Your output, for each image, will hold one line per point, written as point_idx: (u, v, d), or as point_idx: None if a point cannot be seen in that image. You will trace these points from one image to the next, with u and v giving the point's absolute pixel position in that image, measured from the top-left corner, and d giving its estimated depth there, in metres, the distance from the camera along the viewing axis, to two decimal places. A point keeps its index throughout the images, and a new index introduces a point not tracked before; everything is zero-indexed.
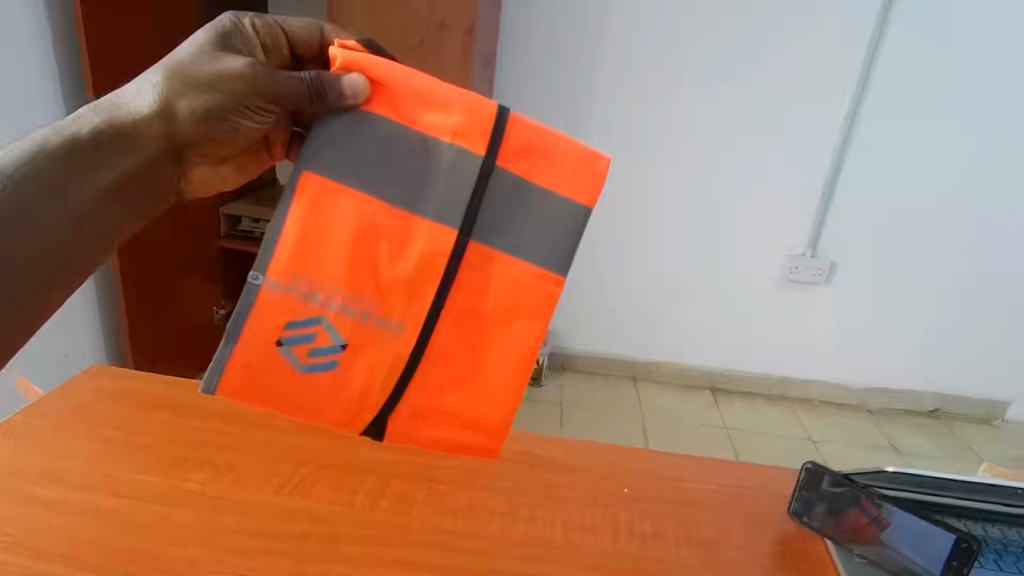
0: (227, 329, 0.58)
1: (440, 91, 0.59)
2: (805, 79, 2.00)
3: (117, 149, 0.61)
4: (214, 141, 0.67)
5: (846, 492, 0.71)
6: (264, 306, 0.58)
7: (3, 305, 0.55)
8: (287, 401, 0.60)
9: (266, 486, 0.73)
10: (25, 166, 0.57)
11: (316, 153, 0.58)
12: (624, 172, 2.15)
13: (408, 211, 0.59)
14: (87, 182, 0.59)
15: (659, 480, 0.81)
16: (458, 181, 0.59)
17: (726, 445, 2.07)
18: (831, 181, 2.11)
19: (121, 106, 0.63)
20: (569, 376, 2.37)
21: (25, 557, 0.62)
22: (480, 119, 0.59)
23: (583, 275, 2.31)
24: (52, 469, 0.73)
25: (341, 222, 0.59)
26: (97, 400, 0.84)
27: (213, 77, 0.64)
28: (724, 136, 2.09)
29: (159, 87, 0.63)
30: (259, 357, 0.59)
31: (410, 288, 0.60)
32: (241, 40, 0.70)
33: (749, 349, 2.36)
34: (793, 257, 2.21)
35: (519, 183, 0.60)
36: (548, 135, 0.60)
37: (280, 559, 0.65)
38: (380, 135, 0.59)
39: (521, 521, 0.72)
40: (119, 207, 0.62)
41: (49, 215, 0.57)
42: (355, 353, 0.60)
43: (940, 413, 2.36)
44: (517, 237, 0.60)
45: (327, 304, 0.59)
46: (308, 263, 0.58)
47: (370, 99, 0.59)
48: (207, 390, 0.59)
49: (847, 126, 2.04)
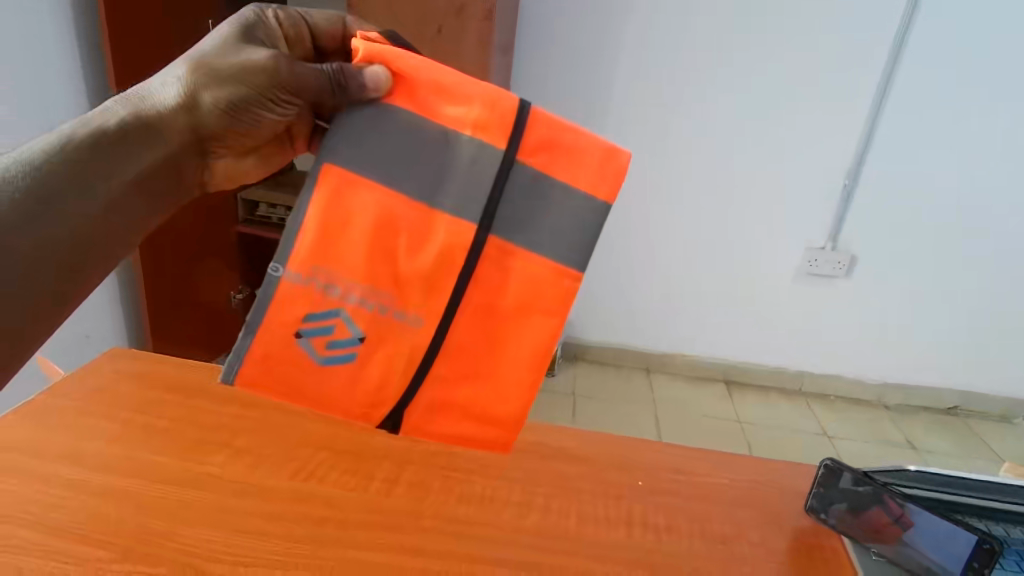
0: (246, 320, 0.58)
1: (461, 84, 0.58)
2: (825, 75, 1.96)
3: (143, 142, 0.62)
4: (238, 134, 0.67)
5: (867, 491, 0.70)
6: (283, 299, 0.58)
7: (28, 298, 0.55)
8: (303, 393, 0.60)
9: (282, 471, 0.74)
10: (55, 158, 0.58)
11: (335, 145, 0.58)
12: (642, 167, 2.13)
13: (427, 204, 0.59)
14: (113, 173, 0.60)
15: (673, 473, 0.81)
16: (479, 174, 0.59)
17: (739, 438, 2.06)
18: (853, 174, 2.07)
19: (147, 98, 0.63)
20: (582, 367, 2.37)
21: (46, 535, 0.64)
22: (502, 112, 0.58)
23: (597, 269, 2.29)
24: (73, 449, 0.74)
25: (361, 213, 0.58)
26: (116, 381, 0.86)
27: (236, 69, 0.63)
28: (741, 131, 2.05)
29: (184, 79, 0.63)
30: (278, 349, 0.59)
31: (427, 283, 0.60)
32: (265, 32, 0.70)
33: (764, 344, 2.34)
34: (812, 250, 2.18)
35: (539, 178, 0.59)
36: (568, 129, 0.59)
37: (296, 544, 0.65)
38: (401, 128, 0.59)
39: (534, 511, 0.72)
40: (145, 199, 0.63)
41: (75, 207, 0.58)
42: (374, 345, 0.60)
43: (958, 410, 2.33)
44: (537, 232, 0.60)
45: (345, 297, 0.59)
46: (328, 256, 0.58)
47: (393, 91, 0.58)
48: (227, 380, 0.59)
49: (871, 120, 1.99)
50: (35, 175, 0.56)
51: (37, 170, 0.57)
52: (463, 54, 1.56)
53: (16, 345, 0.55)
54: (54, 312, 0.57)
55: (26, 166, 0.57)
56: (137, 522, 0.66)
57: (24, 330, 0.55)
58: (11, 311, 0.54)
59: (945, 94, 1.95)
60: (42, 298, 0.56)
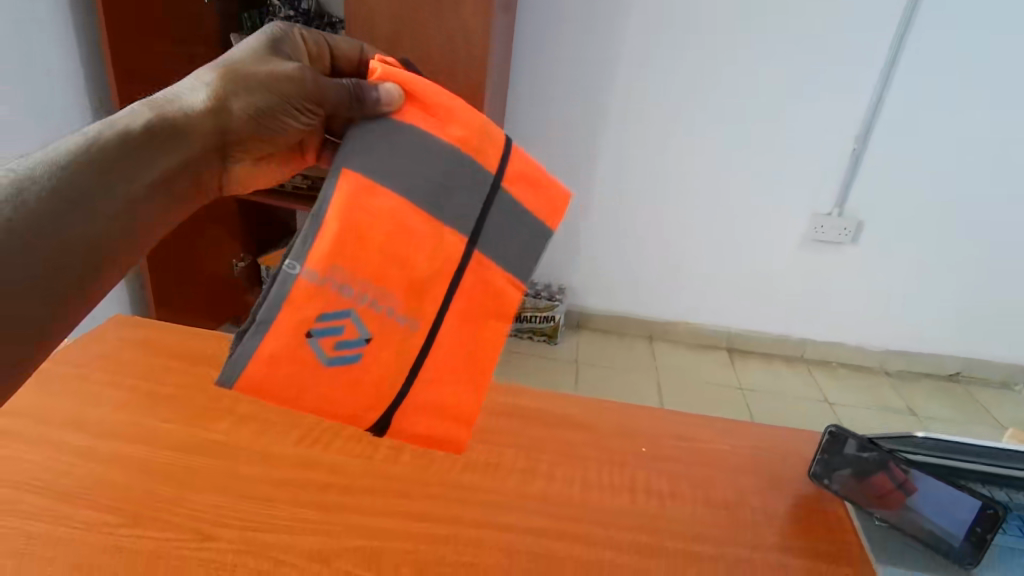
0: (257, 317, 0.52)
1: (463, 111, 0.57)
2: (833, 49, 1.91)
3: (170, 144, 0.58)
4: (262, 141, 0.64)
5: (873, 457, 0.69)
6: (298, 296, 0.52)
7: (53, 292, 0.50)
8: (305, 397, 0.54)
9: (287, 437, 0.74)
10: (81, 158, 0.53)
11: (349, 154, 0.55)
12: (646, 136, 2.09)
13: (433, 212, 0.55)
14: (136, 176, 0.56)
15: (675, 439, 0.81)
16: (475, 193, 0.57)
17: (740, 403, 2.08)
18: (863, 137, 2.01)
19: (173, 101, 0.60)
20: (585, 335, 2.38)
21: (56, 501, 0.64)
22: (491, 141, 0.58)
23: (601, 243, 2.28)
24: (79, 417, 0.74)
25: (382, 217, 0.54)
26: (119, 348, 0.86)
27: (267, 78, 0.62)
28: (747, 101, 2.01)
29: (214, 84, 0.61)
30: (287, 349, 0.52)
31: (426, 287, 0.56)
32: (291, 47, 0.67)
33: (768, 313, 2.34)
34: (818, 215, 2.14)
35: (518, 208, 0.59)
36: (545, 173, 0.60)
37: (304, 510, 0.66)
38: (415, 143, 0.56)
39: (538, 478, 0.72)
40: (165, 201, 0.59)
41: (100, 209, 0.53)
42: (382, 347, 0.55)
43: (960, 376, 2.34)
44: (513, 254, 0.59)
45: (358, 298, 0.54)
46: (346, 253, 0.53)
47: (404, 107, 0.57)
48: (223, 383, 0.51)
49: (882, 86, 1.94)
50: (60, 173, 0.52)
51: (62, 168, 0.52)
52: (463, 22, 1.51)
53: (38, 348, 0.50)
54: (72, 317, 0.52)
55: (52, 165, 0.52)
56: (146, 488, 0.66)
57: (50, 318, 0.50)
58: (34, 310, 0.49)
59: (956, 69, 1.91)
60: (65, 293, 0.51)
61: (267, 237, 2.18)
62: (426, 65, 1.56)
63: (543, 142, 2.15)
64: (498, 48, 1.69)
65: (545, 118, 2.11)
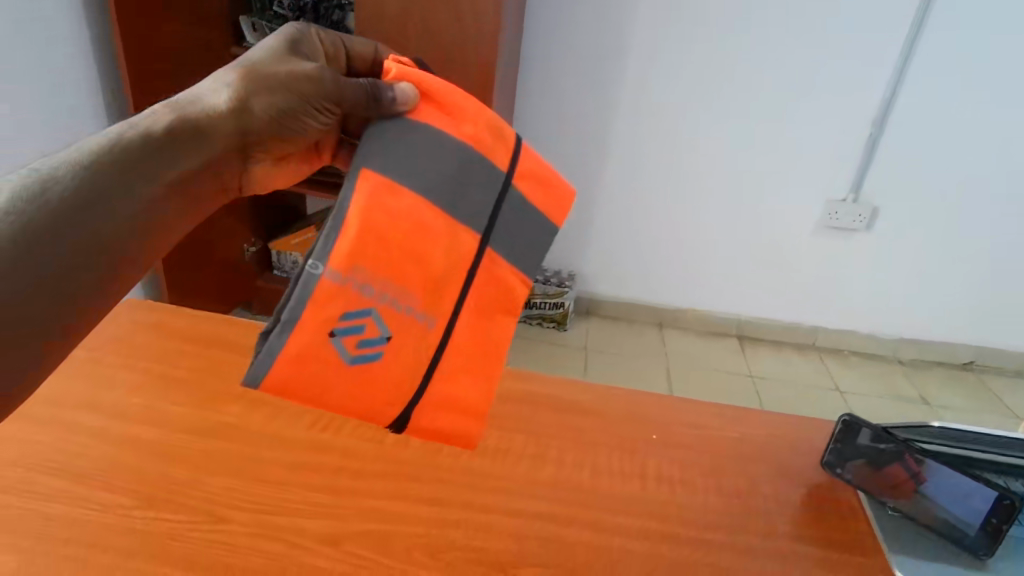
0: (281, 316, 0.50)
1: (475, 110, 0.57)
2: (851, 33, 1.88)
3: (192, 145, 0.58)
4: (282, 141, 0.63)
5: (889, 448, 0.68)
6: (321, 296, 0.51)
7: (68, 291, 0.50)
8: (330, 395, 0.53)
9: (299, 422, 0.75)
10: (103, 158, 0.53)
11: (369, 154, 0.53)
12: (658, 120, 2.07)
13: (448, 210, 0.55)
14: (158, 176, 0.56)
15: (686, 427, 0.81)
16: (487, 191, 0.57)
17: (751, 391, 2.07)
18: (880, 121, 1.98)
19: (195, 102, 0.60)
20: (594, 322, 2.37)
21: (71, 483, 0.65)
22: (502, 139, 0.58)
23: (611, 229, 2.27)
24: (93, 400, 0.75)
25: (403, 217, 0.53)
26: (133, 331, 0.86)
27: (287, 77, 0.61)
28: (762, 84, 1.97)
29: (236, 85, 0.61)
30: (311, 349, 0.51)
31: (443, 284, 0.56)
32: (309, 47, 0.66)
33: (779, 301, 2.32)
34: (833, 201, 2.11)
35: (526, 206, 0.59)
36: (552, 170, 0.61)
37: (316, 494, 0.66)
38: (430, 143, 0.55)
39: (549, 464, 0.72)
40: (185, 201, 0.58)
41: (120, 210, 0.53)
42: (403, 345, 0.55)
43: (974, 365, 2.31)
44: (523, 250, 0.59)
45: (379, 297, 0.53)
46: (368, 253, 0.52)
47: (419, 107, 0.56)
48: (250, 382, 0.50)
49: (901, 67, 1.90)
50: (82, 174, 0.52)
51: (84, 169, 0.52)
52: (473, 4, 1.50)
53: (46, 354, 0.49)
54: (84, 318, 0.51)
55: (74, 166, 0.52)
56: (158, 471, 0.67)
57: (64, 318, 0.49)
58: (49, 309, 0.49)
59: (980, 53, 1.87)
60: (81, 293, 0.50)
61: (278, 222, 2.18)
62: (436, 51, 1.56)
63: (553, 128, 2.13)
64: (508, 33, 1.68)
65: (556, 103, 2.09)
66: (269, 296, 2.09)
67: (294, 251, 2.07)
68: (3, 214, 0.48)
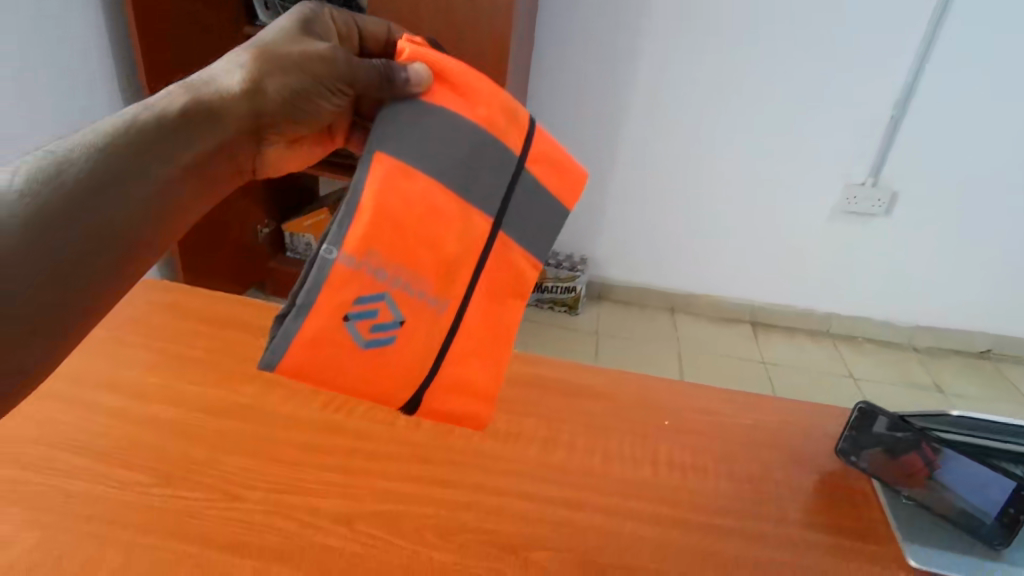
0: (297, 300, 0.50)
1: (490, 92, 0.56)
2: (875, 13, 1.83)
3: (206, 127, 0.57)
4: (295, 123, 0.63)
5: (906, 437, 0.68)
6: (336, 281, 0.51)
7: (84, 274, 0.50)
8: (344, 378, 0.53)
9: (312, 403, 0.75)
10: (119, 140, 0.53)
11: (383, 137, 0.53)
12: (674, 102, 2.03)
13: (461, 194, 0.55)
14: (172, 158, 0.55)
15: (698, 412, 0.80)
16: (500, 174, 0.56)
17: (763, 377, 2.06)
18: (902, 102, 1.93)
19: (209, 83, 0.59)
20: (606, 306, 2.36)
21: (92, 460, 0.66)
22: (516, 121, 0.57)
23: (623, 214, 2.25)
24: (111, 379, 0.76)
25: (416, 201, 0.53)
26: (149, 311, 0.87)
27: (301, 58, 0.60)
28: (781, 64, 1.93)
29: (249, 66, 0.60)
30: (326, 334, 0.51)
31: (455, 268, 0.55)
32: (322, 27, 0.65)
33: (793, 286, 2.29)
34: (851, 185, 2.08)
35: (539, 189, 0.58)
36: (566, 153, 0.60)
37: (329, 474, 0.67)
38: (444, 126, 0.54)
39: (561, 448, 0.73)
40: (199, 184, 0.58)
41: (135, 193, 0.53)
42: (416, 329, 0.55)
43: (991, 354, 2.28)
44: (534, 234, 0.59)
45: (393, 281, 0.53)
46: (382, 238, 0.52)
47: (433, 88, 0.55)
48: (267, 365, 0.51)
49: (925, 47, 1.85)
50: (98, 156, 0.52)
51: (99, 151, 0.52)
52: None
53: (63, 336, 0.50)
54: (101, 301, 0.52)
55: (90, 148, 0.52)
56: (176, 449, 0.68)
57: (81, 300, 0.50)
58: (68, 292, 0.49)
59: (1013, 31, 1.81)
60: (97, 276, 0.51)
61: (290, 203, 2.18)
62: (449, 31, 1.54)
63: (567, 109, 2.10)
64: (523, 14, 1.65)
65: (570, 84, 2.06)
66: (283, 277, 2.10)
67: (307, 233, 2.08)
68: (20, 196, 0.49)
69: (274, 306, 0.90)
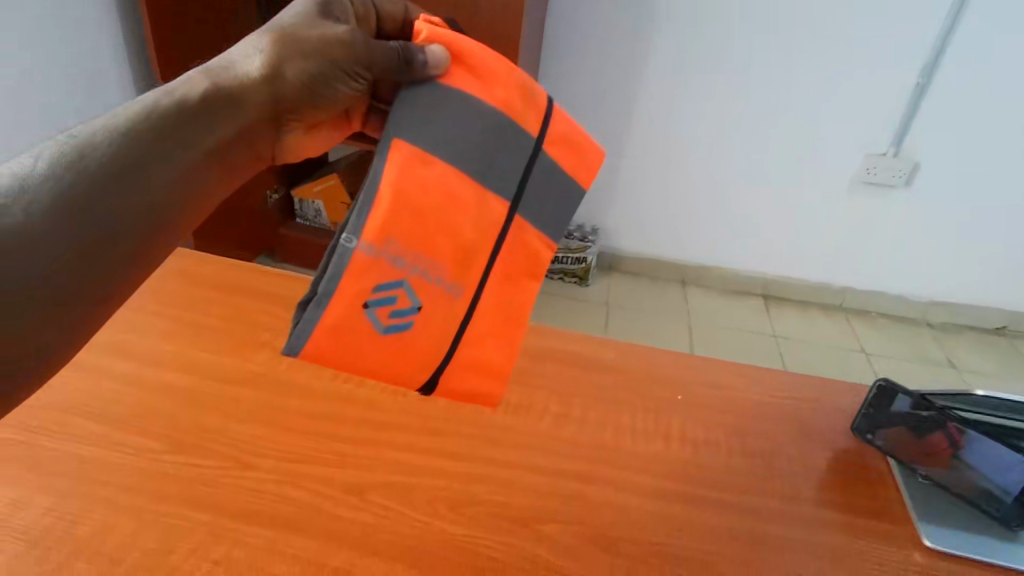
0: (318, 289, 0.50)
1: (508, 73, 0.54)
2: None
3: (226, 112, 0.56)
4: (315, 108, 0.60)
5: (930, 416, 0.66)
6: (356, 269, 0.50)
7: (104, 261, 0.49)
8: (363, 365, 0.52)
9: (322, 372, 0.75)
10: (140, 124, 0.52)
11: (401, 121, 0.51)
12: (693, 68, 1.97)
13: (479, 179, 0.53)
14: (193, 143, 0.54)
15: (711, 387, 0.79)
16: (518, 157, 0.54)
17: (772, 351, 2.05)
18: (928, 68, 1.86)
19: (228, 68, 0.57)
20: (616, 277, 2.34)
21: (106, 427, 0.66)
22: (534, 104, 0.55)
23: (636, 184, 2.21)
24: (124, 347, 0.76)
25: (435, 188, 0.51)
26: (162, 277, 0.86)
27: (319, 42, 0.58)
28: (803, 29, 1.86)
29: (268, 50, 0.58)
30: (347, 321, 0.50)
31: (473, 253, 0.54)
32: (341, 9, 0.62)
33: (807, 259, 2.26)
34: (871, 155, 2.02)
35: (557, 170, 0.56)
36: (585, 134, 0.58)
37: (339, 445, 0.67)
38: (462, 109, 0.52)
39: (572, 422, 0.72)
40: (220, 170, 0.56)
41: (157, 178, 0.52)
42: (434, 315, 0.53)
43: (1006, 330, 2.25)
44: (550, 216, 0.57)
45: (412, 268, 0.52)
46: (401, 224, 0.51)
47: (451, 70, 0.53)
48: (290, 351, 0.50)
49: (955, 12, 1.77)
50: (120, 140, 0.51)
51: (121, 135, 0.51)
52: None
53: (76, 329, 0.48)
54: (119, 289, 0.50)
55: (112, 132, 0.51)
56: (189, 417, 0.68)
57: (99, 288, 0.49)
58: (87, 279, 0.48)
59: None
60: (117, 263, 0.50)
61: (301, 168, 2.15)
62: None
63: (584, 72, 2.04)
64: None
65: (585, 49, 2.00)
66: (293, 244, 2.08)
67: (317, 200, 2.04)
68: (44, 180, 0.48)
69: (286, 274, 0.89)
